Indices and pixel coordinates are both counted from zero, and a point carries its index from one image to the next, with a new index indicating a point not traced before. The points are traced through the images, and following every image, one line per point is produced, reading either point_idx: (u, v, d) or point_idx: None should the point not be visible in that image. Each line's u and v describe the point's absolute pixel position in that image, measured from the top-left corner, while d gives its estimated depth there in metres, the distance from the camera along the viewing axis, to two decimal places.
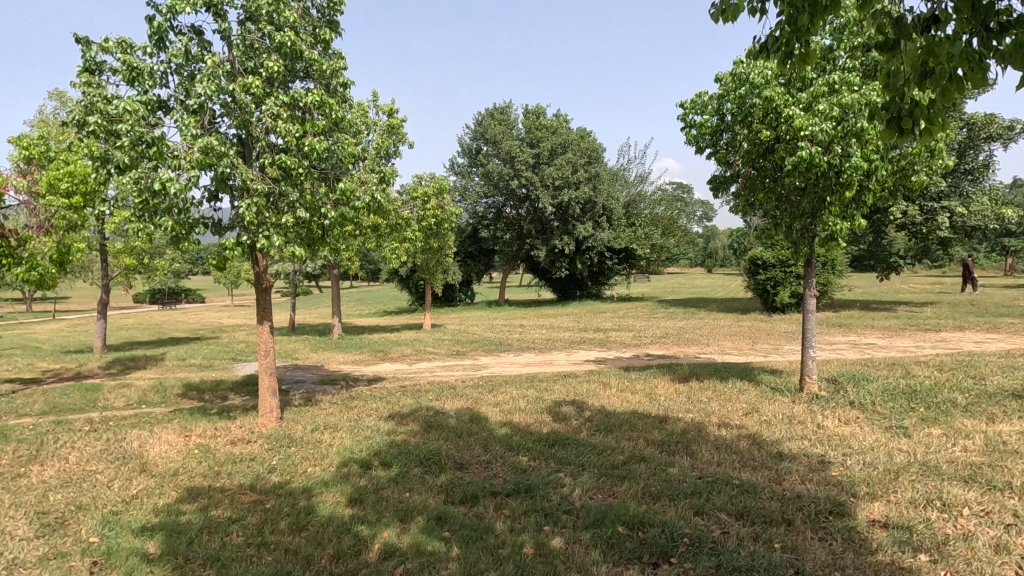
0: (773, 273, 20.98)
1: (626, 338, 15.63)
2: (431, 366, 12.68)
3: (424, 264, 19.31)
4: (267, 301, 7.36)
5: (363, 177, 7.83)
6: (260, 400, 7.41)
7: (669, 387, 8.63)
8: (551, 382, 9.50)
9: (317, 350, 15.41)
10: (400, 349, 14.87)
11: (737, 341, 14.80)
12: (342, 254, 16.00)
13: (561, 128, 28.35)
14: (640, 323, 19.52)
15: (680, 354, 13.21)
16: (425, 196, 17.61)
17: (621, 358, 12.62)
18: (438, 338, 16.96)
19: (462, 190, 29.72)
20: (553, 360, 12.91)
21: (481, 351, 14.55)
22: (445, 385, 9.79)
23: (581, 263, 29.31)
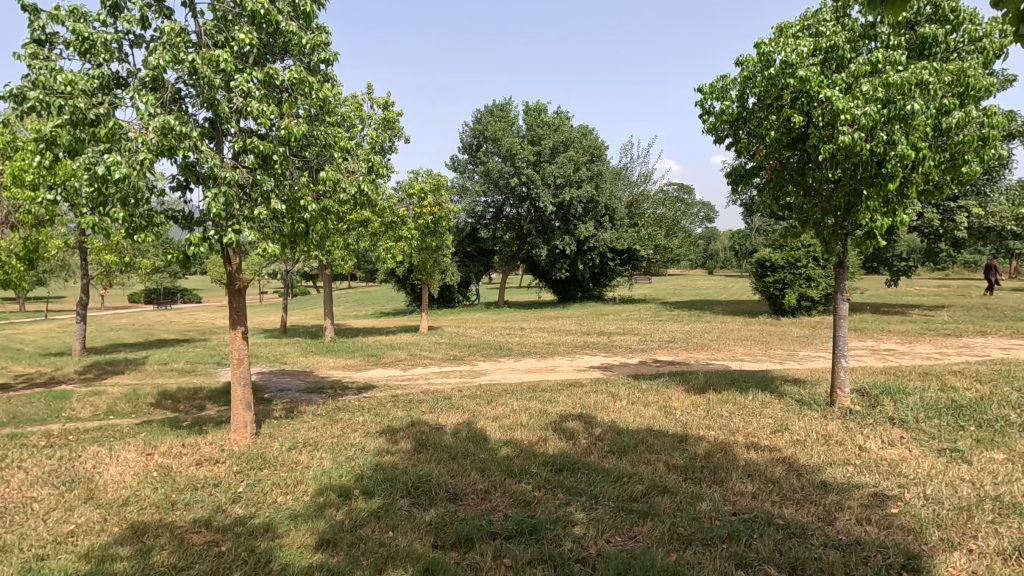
0: (781, 275, 20.19)
1: (632, 343, 14.88)
2: (427, 372, 11.94)
3: (421, 264, 18.57)
4: (242, 304, 6.60)
5: (350, 167, 7.09)
6: (233, 414, 6.64)
7: (685, 399, 7.89)
8: (555, 392, 8.76)
9: (306, 355, 14.65)
10: (394, 354, 14.10)
11: (749, 346, 14.06)
12: (332, 251, 15.21)
13: (563, 126, 27.62)
14: (645, 326, 18.79)
15: (690, 360, 12.48)
16: (422, 193, 16.87)
17: (628, 365, 11.88)
18: (434, 342, 16.21)
19: (461, 188, 28.98)
20: (556, 366, 12.15)
21: (479, 356, 13.81)
22: (440, 395, 9.05)
23: (582, 264, 28.59)
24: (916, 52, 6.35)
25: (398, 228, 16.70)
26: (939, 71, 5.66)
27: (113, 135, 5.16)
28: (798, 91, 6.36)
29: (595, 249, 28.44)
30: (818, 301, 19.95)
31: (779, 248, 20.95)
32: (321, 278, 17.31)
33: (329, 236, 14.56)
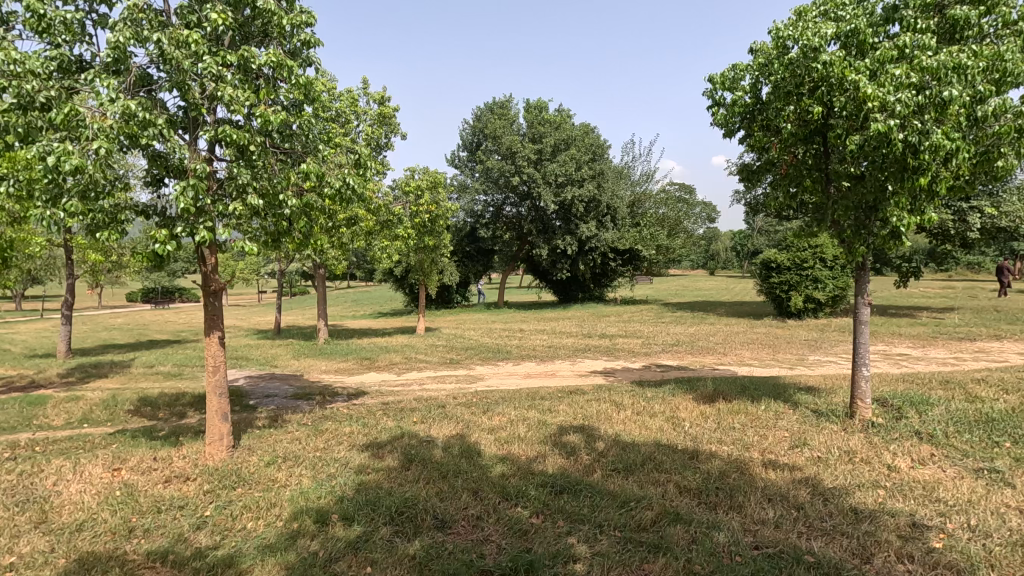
0: (786, 276, 19.66)
1: (635, 346, 14.41)
2: (421, 377, 11.46)
3: (418, 264, 18.10)
4: (220, 306, 6.14)
5: (335, 159, 6.61)
6: (209, 426, 6.17)
7: (693, 409, 7.41)
8: (555, 400, 8.28)
9: (299, 357, 14.19)
10: (388, 357, 13.63)
11: (756, 350, 13.58)
12: (324, 249, 14.75)
13: (565, 123, 27.13)
14: (648, 328, 18.31)
15: (695, 364, 12.00)
16: (419, 190, 16.38)
17: (631, 370, 11.39)
18: (431, 344, 15.73)
19: (461, 186, 28.51)
20: (556, 371, 11.67)
21: (477, 359, 13.35)
22: (434, 402, 8.58)
23: (583, 264, 28.12)
24: (946, 36, 5.89)
25: (393, 227, 16.22)
26: (978, 56, 5.22)
27: (69, 121, 4.66)
28: (821, 77, 5.90)
29: (596, 249, 27.97)
30: (824, 303, 19.38)
31: (784, 249, 20.45)
32: (315, 278, 16.85)
33: (319, 234, 14.09)
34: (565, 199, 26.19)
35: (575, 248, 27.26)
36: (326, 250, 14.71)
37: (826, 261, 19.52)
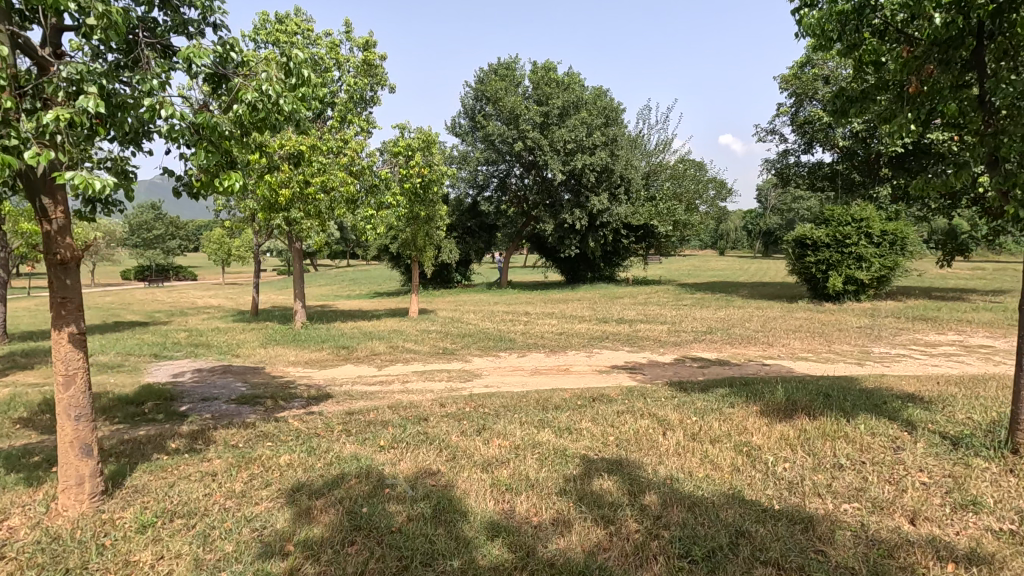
0: (825, 255, 17.43)
1: (662, 334, 12.29)
2: (406, 373, 9.39)
3: (411, 238, 15.93)
4: (73, 287, 4.01)
5: (253, 66, 4.55)
6: (62, 465, 4.10)
7: (769, 431, 5.31)
8: (575, 413, 6.18)
9: (267, 345, 12.16)
10: (370, 346, 11.56)
11: (806, 341, 11.43)
12: (293, 214, 12.70)
13: (575, 85, 24.69)
14: (671, 312, 16.15)
15: (739, 358, 9.89)
16: (408, 151, 14.15)
17: (664, 366, 9.27)
18: (423, 330, 13.65)
19: (461, 156, 26.28)
20: (570, 366, 9.58)
21: (474, 349, 11.28)
22: (414, 413, 6.53)
23: (594, 241, 25.97)
24: None
25: (379, 193, 14.07)
26: None
27: None
28: None
29: (608, 225, 25.77)
30: (868, 284, 17.08)
31: (821, 223, 18.11)
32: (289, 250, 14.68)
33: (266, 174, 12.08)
34: (576, 167, 23.76)
35: (585, 223, 25.01)
36: (295, 215, 12.66)
37: (872, 237, 17.11)
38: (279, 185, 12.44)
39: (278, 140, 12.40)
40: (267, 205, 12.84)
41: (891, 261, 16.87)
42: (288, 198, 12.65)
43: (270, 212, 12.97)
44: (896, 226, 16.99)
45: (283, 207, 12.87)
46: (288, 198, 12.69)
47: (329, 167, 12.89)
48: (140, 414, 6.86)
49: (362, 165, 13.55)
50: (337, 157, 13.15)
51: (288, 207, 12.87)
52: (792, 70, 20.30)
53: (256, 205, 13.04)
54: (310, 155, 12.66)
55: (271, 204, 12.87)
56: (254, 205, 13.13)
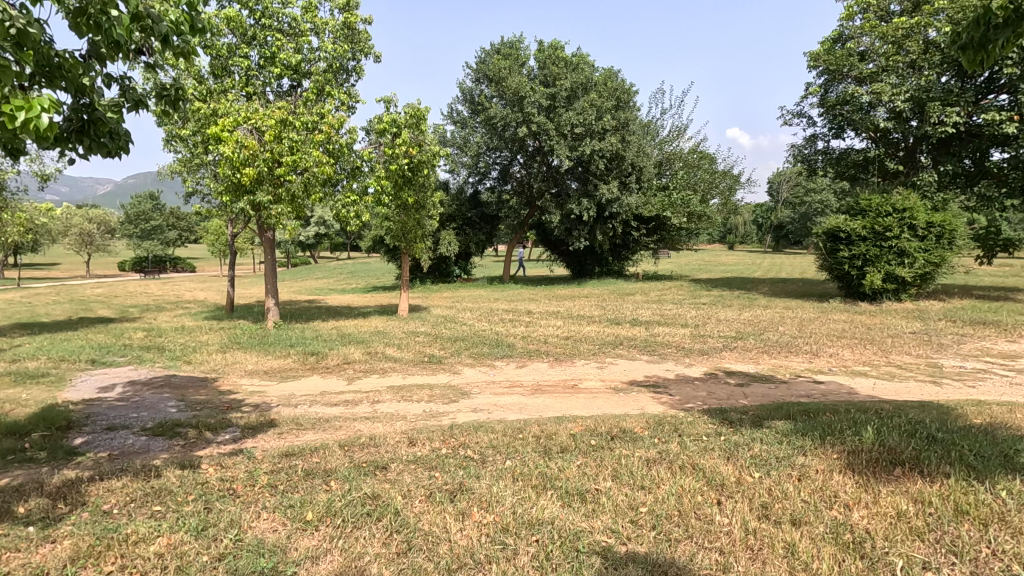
0: (861, 249, 15.64)
1: (685, 340, 10.57)
2: (379, 389, 7.72)
3: (400, 227, 14.12)
4: None
5: None
6: None
7: (875, 505, 3.64)
8: (590, 464, 4.51)
9: (227, 349, 10.50)
10: (344, 352, 9.91)
11: (857, 350, 9.69)
12: (259, 197, 10.99)
13: (583, 65, 22.84)
14: (691, 313, 14.42)
15: (783, 374, 8.18)
16: (395, 127, 12.35)
17: (694, 385, 7.56)
18: (411, 332, 11.99)
19: (460, 142, 24.49)
20: (580, 382, 7.90)
21: (466, 357, 9.62)
22: (372, 457, 4.88)
23: (602, 233, 24.27)
24: None
25: (362, 177, 12.56)
26: None
27: None
28: None
29: (618, 216, 24.05)
30: (910, 282, 15.27)
31: (856, 214, 16.25)
32: (260, 239, 12.91)
33: (228, 150, 10.41)
34: (584, 154, 22.05)
35: (593, 214, 23.24)
36: (262, 198, 10.97)
37: (917, 230, 15.19)
38: (244, 163, 10.74)
39: (243, 112, 10.77)
40: (231, 186, 11.16)
41: (938, 256, 15.10)
42: (254, 178, 10.97)
43: (234, 194, 11.29)
44: (944, 217, 15.08)
45: (249, 189, 11.18)
46: (254, 178, 10.99)
47: (303, 145, 11.25)
48: (16, 451, 5.19)
49: (342, 143, 11.85)
50: (312, 133, 11.45)
51: (254, 188, 11.16)
52: (823, 46, 18.51)
53: (220, 188, 11.34)
54: (281, 130, 10.99)
55: (237, 185, 11.21)
56: (216, 187, 11.43)
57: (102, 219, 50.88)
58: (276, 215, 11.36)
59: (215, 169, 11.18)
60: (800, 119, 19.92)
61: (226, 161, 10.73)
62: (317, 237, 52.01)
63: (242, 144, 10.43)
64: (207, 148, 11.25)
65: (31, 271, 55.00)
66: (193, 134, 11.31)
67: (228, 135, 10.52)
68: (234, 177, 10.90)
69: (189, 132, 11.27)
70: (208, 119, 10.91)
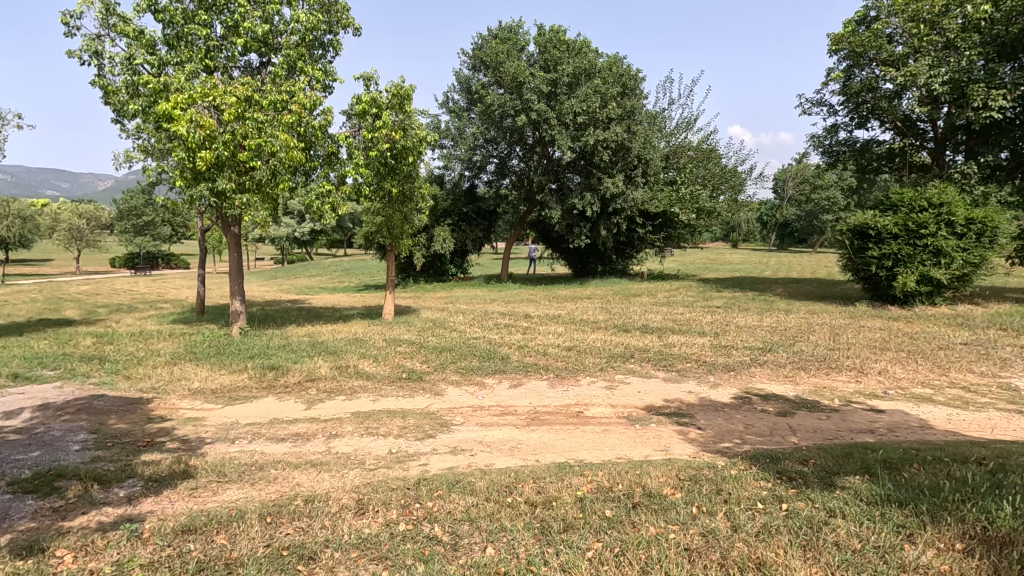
0: (893, 247, 14.21)
1: (706, 353, 9.13)
2: (341, 418, 6.31)
3: (385, 222, 12.71)
4: None
5: None
6: None
7: None
8: (607, 559, 3.15)
9: (178, 360, 9.10)
10: (310, 365, 8.50)
11: (909, 366, 8.26)
12: (217, 185, 9.50)
13: (586, 50, 21.40)
14: (707, 318, 13.00)
15: (830, 398, 6.77)
16: (376, 108, 10.93)
17: (727, 416, 6.14)
18: (391, 341, 10.58)
19: (456, 132, 23.01)
20: (586, 409, 6.50)
21: (452, 373, 8.22)
22: (302, 537, 3.51)
23: (606, 230, 22.85)
24: None
25: (339, 165, 11.17)
26: None
27: None
28: None
29: (623, 211, 22.66)
30: (945, 285, 13.86)
31: (887, 209, 14.81)
32: (223, 233, 11.47)
33: (179, 130, 8.93)
34: (587, 144, 20.64)
35: (597, 209, 21.82)
36: (220, 186, 9.47)
37: (955, 227, 13.78)
38: (200, 146, 9.26)
39: (199, 88, 9.34)
40: (187, 173, 9.67)
41: (978, 255, 13.68)
42: (212, 164, 9.49)
43: (190, 182, 9.80)
44: (986, 213, 13.66)
45: (207, 176, 9.69)
46: (212, 164, 9.52)
47: (269, 126, 9.84)
48: None
49: (316, 125, 10.42)
50: (281, 113, 10.01)
51: (213, 175, 9.68)
52: (847, 27, 17.05)
53: (175, 175, 9.86)
54: (243, 109, 9.60)
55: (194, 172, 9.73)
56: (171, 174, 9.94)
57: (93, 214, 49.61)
58: (239, 206, 9.88)
59: (167, 153, 9.69)
60: (820, 108, 18.48)
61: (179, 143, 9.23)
62: (313, 236, 50.48)
63: (196, 122, 9.02)
64: (160, 129, 9.77)
65: (19, 268, 53.59)
66: (143, 114, 9.82)
67: (181, 114, 9.04)
68: (189, 163, 9.42)
69: (138, 111, 9.81)
70: (158, 95, 9.43)
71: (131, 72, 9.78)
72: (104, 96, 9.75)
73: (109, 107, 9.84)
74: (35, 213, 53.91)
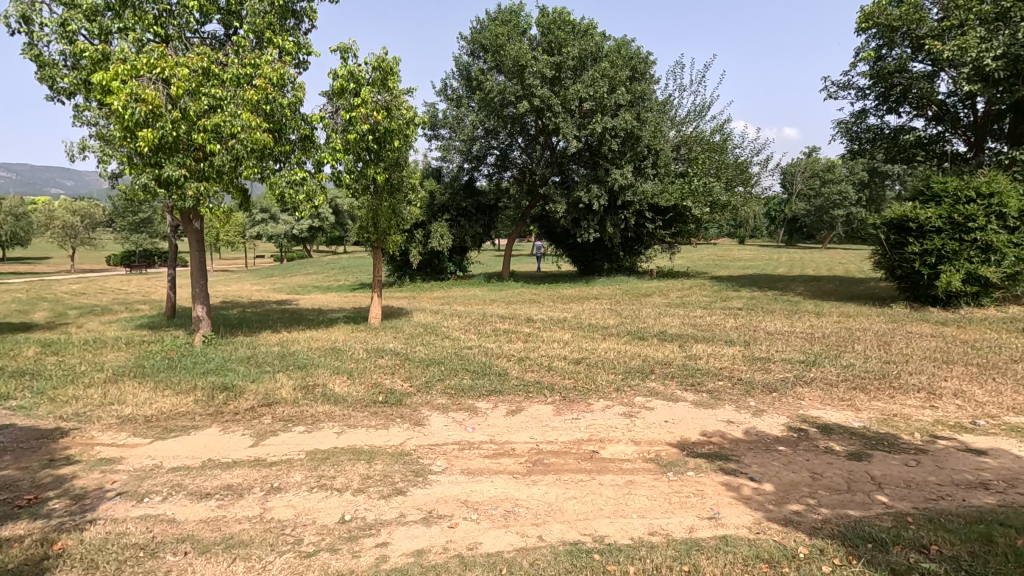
0: (937, 242, 12.75)
1: (741, 369, 7.71)
2: (289, 462, 4.92)
3: (370, 215, 11.36)
4: None
5: None
6: None
7: None
8: None
9: (119, 377, 7.77)
10: (270, 385, 7.12)
11: (992, 386, 6.80)
12: (164, 170, 8.14)
13: (593, 32, 19.97)
14: (732, 323, 11.59)
15: (910, 433, 5.36)
16: (355, 85, 9.63)
17: (786, 461, 4.74)
18: (373, 351, 9.20)
19: (453, 122, 21.61)
20: (604, 449, 5.11)
21: (438, 396, 6.83)
22: None
23: (612, 225, 21.48)
24: None
25: (315, 151, 9.91)
26: None
27: None
28: None
29: (631, 205, 21.28)
30: (994, 285, 12.45)
31: (927, 200, 13.41)
32: (184, 228, 10.13)
33: (115, 104, 7.58)
34: (593, 133, 19.25)
35: (604, 203, 20.43)
36: (167, 172, 8.11)
37: (1007, 220, 12.36)
38: (143, 124, 7.93)
39: (144, 58, 7.99)
40: (133, 158, 8.33)
41: None
42: (159, 146, 8.15)
43: (135, 168, 8.45)
44: None
45: (153, 160, 8.34)
46: (159, 147, 8.17)
47: (230, 104, 8.49)
48: None
49: (286, 103, 9.08)
50: (242, 88, 8.68)
51: (160, 159, 8.33)
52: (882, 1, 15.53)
53: (120, 160, 8.53)
54: (199, 84, 8.26)
55: (141, 156, 8.41)
56: (116, 160, 8.62)
57: (87, 212, 48.47)
58: (193, 195, 8.53)
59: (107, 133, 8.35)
60: (848, 92, 17.02)
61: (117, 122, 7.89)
62: (310, 233, 49.13)
63: (141, 95, 7.68)
64: (101, 108, 8.45)
65: (14, 267, 52.55)
66: (82, 90, 8.50)
67: (119, 86, 7.71)
68: (130, 143, 8.06)
69: (78, 88, 8.48)
70: (97, 68, 8.10)
71: (68, 41, 8.46)
72: (37, 69, 8.42)
73: (44, 82, 8.52)
74: (25, 211, 52.39)
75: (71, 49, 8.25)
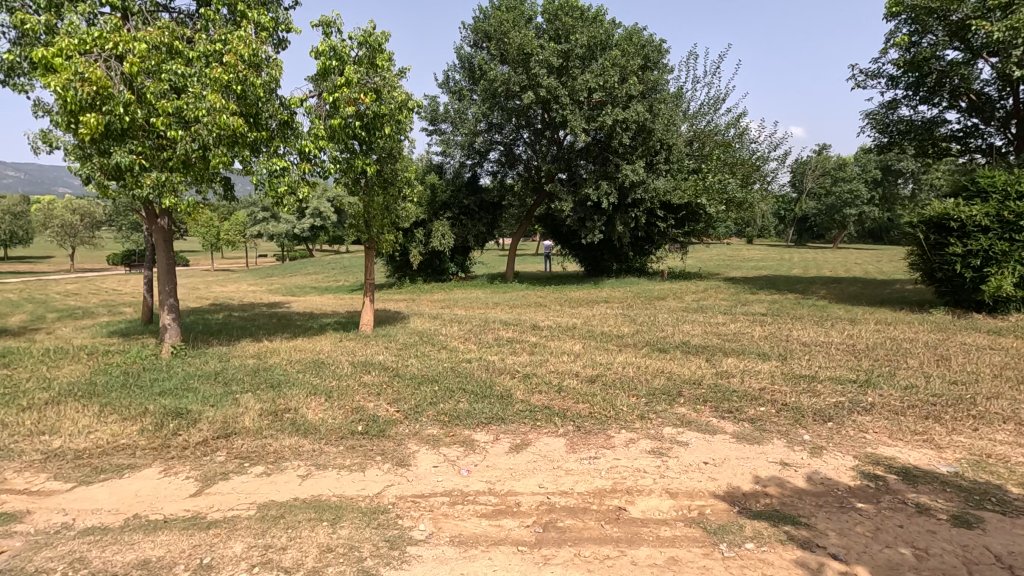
0: (985, 242, 11.57)
1: (784, 391, 6.58)
2: (231, 523, 3.86)
3: (360, 212, 10.30)
4: None
5: None
6: None
7: None
8: None
9: (64, 397, 6.74)
10: (233, 411, 6.07)
11: None
12: (115, 159, 7.11)
13: (602, 18, 18.90)
14: (760, 332, 10.45)
15: (1019, 484, 4.23)
16: (339, 65, 8.61)
17: (872, 528, 3.64)
18: (360, 365, 8.13)
19: (454, 115, 20.53)
20: (633, 506, 4.02)
21: (428, 425, 5.74)
22: None
23: (622, 224, 20.36)
24: None
25: (296, 139, 8.92)
26: None
27: None
28: None
29: (641, 203, 20.16)
30: None
31: (971, 196, 12.24)
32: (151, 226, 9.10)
33: (54, 84, 6.54)
34: (603, 125, 18.15)
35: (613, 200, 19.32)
36: (120, 159, 7.04)
37: None
38: (90, 108, 6.88)
39: (93, 31, 6.96)
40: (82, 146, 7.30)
41: None
42: (111, 131, 7.11)
43: (87, 157, 7.44)
44: None
45: (104, 148, 7.30)
46: (108, 133, 7.13)
47: (194, 84, 7.45)
48: None
49: (261, 85, 8.04)
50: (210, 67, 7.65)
51: (112, 147, 7.29)
52: None
53: (69, 150, 7.49)
54: (158, 61, 7.23)
55: (93, 144, 7.38)
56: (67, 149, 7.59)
57: (87, 211, 47.76)
58: (154, 186, 7.46)
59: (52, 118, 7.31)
60: (877, 80, 15.85)
61: (60, 104, 6.84)
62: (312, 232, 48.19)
63: (86, 72, 6.64)
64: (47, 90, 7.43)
65: (15, 266, 51.95)
66: (28, 70, 7.49)
67: (62, 63, 6.69)
68: (75, 130, 7.02)
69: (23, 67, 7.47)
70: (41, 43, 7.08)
71: (11, 14, 7.44)
72: None
73: None
74: (25, 210, 51.74)
75: (13, 23, 7.24)
